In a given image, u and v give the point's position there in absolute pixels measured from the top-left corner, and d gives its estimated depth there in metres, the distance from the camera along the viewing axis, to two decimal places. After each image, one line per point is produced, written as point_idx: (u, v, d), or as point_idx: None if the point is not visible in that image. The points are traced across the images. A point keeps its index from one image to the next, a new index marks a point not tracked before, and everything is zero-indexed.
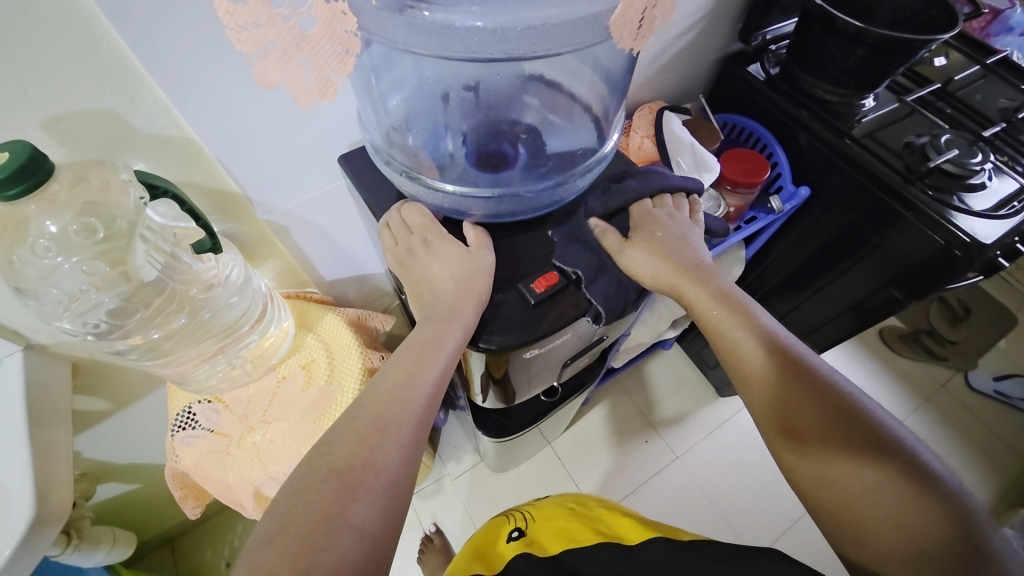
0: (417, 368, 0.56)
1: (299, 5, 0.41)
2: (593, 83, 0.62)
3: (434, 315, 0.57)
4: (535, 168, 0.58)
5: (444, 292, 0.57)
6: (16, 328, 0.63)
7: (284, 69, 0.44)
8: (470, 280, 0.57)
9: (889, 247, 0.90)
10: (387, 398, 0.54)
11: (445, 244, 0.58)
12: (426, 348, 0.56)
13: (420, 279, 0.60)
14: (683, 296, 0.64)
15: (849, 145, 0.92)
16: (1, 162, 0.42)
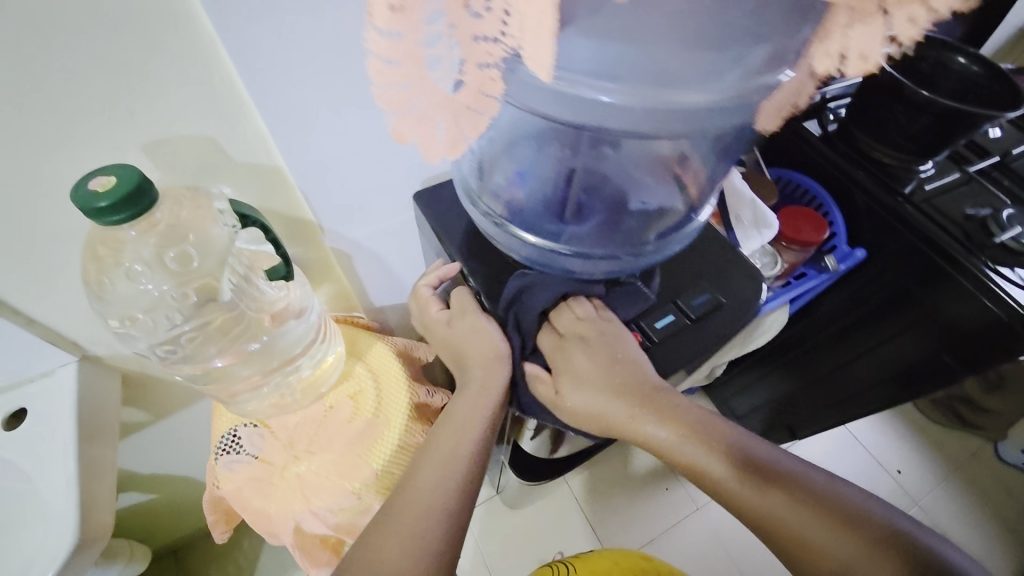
0: (456, 450, 0.56)
1: (453, 70, 0.32)
2: (717, 153, 0.55)
3: (465, 395, 0.59)
4: (617, 231, 0.57)
5: (473, 374, 0.59)
6: (75, 338, 0.63)
7: (420, 128, 0.36)
8: (491, 356, 0.57)
9: (941, 312, 0.88)
10: (429, 483, 0.54)
11: (439, 320, 0.63)
12: (460, 428, 0.58)
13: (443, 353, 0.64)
14: (639, 435, 0.53)
15: (906, 207, 0.91)
16: (108, 185, 0.41)
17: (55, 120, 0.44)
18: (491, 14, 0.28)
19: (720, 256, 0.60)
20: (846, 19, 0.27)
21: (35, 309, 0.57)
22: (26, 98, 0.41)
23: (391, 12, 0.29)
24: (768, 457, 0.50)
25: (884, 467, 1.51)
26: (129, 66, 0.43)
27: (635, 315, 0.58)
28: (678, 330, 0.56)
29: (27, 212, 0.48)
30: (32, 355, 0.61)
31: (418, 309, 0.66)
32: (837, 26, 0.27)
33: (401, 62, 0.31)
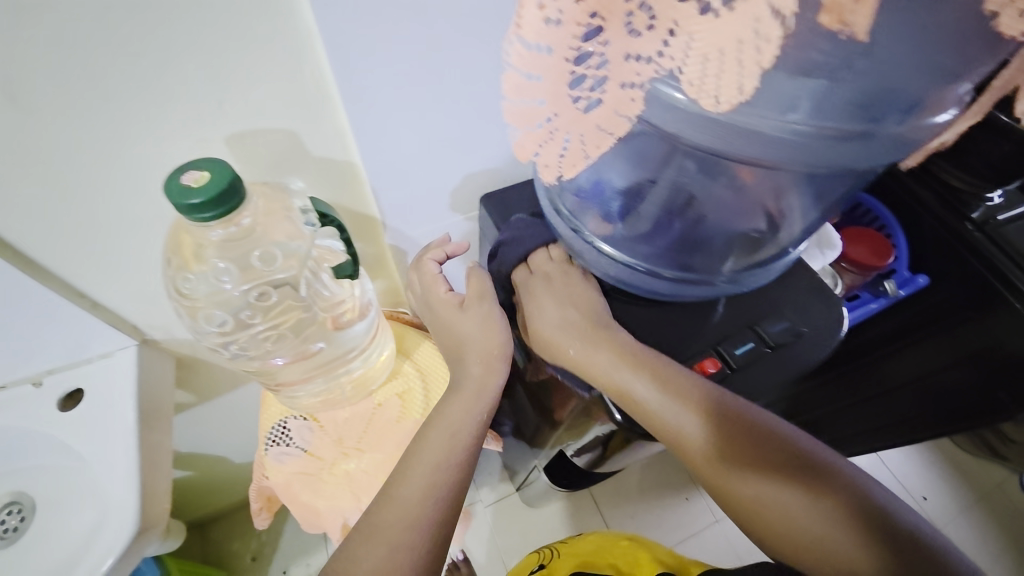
0: (449, 457, 0.52)
1: (595, 87, 0.29)
2: (826, 204, 0.47)
3: (457, 395, 0.56)
4: (692, 259, 0.52)
5: (470, 372, 0.56)
6: (136, 322, 0.62)
7: (544, 144, 0.34)
8: (494, 354, 0.56)
9: (983, 332, 0.72)
10: (419, 493, 0.50)
11: (449, 301, 0.58)
12: (451, 432, 0.53)
13: (440, 337, 0.60)
14: (572, 361, 0.52)
15: (972, 231, 0.73)
16: (203, 180, 0.40)
17: (142, 109, 0.42)
18: (653, 32, 0.26)
19: (812, 290, 0.54)
20: None
21: (102, 292, 0.57)
22: (116, 78, 0.40)
23: (545, 28, 0.27)
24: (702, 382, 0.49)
25: (908, 493, 1.34)
26: (217, 49, 0.41)
27: (716, 340, 0.52)
28: (760, 359, 0.51)
29: (105, 196, 0.47)
30: (94, 339, 0.60)
31: (418, 284, 0.61)
32: None
33: (541, 78, 0.29)
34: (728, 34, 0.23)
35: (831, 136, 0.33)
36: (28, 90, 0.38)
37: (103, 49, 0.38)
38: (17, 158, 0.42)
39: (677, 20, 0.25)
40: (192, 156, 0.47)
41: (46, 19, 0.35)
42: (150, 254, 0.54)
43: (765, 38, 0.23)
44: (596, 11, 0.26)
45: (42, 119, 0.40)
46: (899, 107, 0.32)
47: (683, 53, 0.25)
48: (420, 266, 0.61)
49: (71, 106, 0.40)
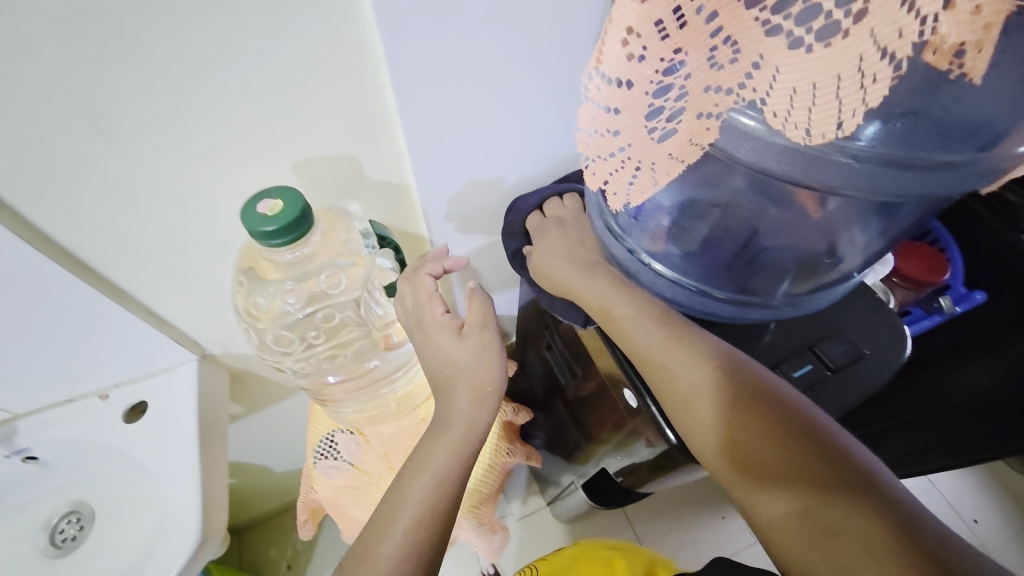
0: (429, 513, 0.46)
1: (672, 118, 0.30)
2: (895, 233, 0.45)
3: (444, 438, 0.49)
4: (749, 285, 0.50)
5: (459, 411, 0.49)
6: (196, 338, 0.65)
7: (613, 172, 0.34)
8: (486, 390, 0.49)
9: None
10: (397, 554, 0.45)
11: (447, 325, 0.50)
12: (435, 483, 0.48)
13: (428, 366, 0.52)
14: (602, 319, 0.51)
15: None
16: (277, 209, 0.42)
17: (217, 142, 0.45)
18: (737, 65, 0.26)
19: (873, 313, 0.53)
20: None
21: (167, 310, 0.59)
22: (192, 113, 0.42)
23: (627, 64, 0.28)
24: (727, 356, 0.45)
25: (957, 513, 1.21)
26: (285, 83, 0.42)
27: (773, 362, 0.51)
28: (818, 383, 0.50)
29: (175, 223, 0.50)
30: (156, 355, 0.63)
31: (411, 299, 0.53)
32: None
33: (617, 111, 0.30)
34: (827, 70, 0.22)
35: (908, 169, 0.30)
36: (116, 127, 0.41)
37: (182, 88, 0.40)
38: (100, 190, 0.44)
39: (764, 53, 0.25)
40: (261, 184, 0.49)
41: (135, 63, 0.37)
42: (213, 274, 0.57)
43: (872, 75, 0.22)
44: (680, 46, 0.27)
45: (125, 153, 0.43)
46: (981, 137, 0.30)
47: (768, 85, 0.25)
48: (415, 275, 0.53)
49: (152, 140, 0.42)
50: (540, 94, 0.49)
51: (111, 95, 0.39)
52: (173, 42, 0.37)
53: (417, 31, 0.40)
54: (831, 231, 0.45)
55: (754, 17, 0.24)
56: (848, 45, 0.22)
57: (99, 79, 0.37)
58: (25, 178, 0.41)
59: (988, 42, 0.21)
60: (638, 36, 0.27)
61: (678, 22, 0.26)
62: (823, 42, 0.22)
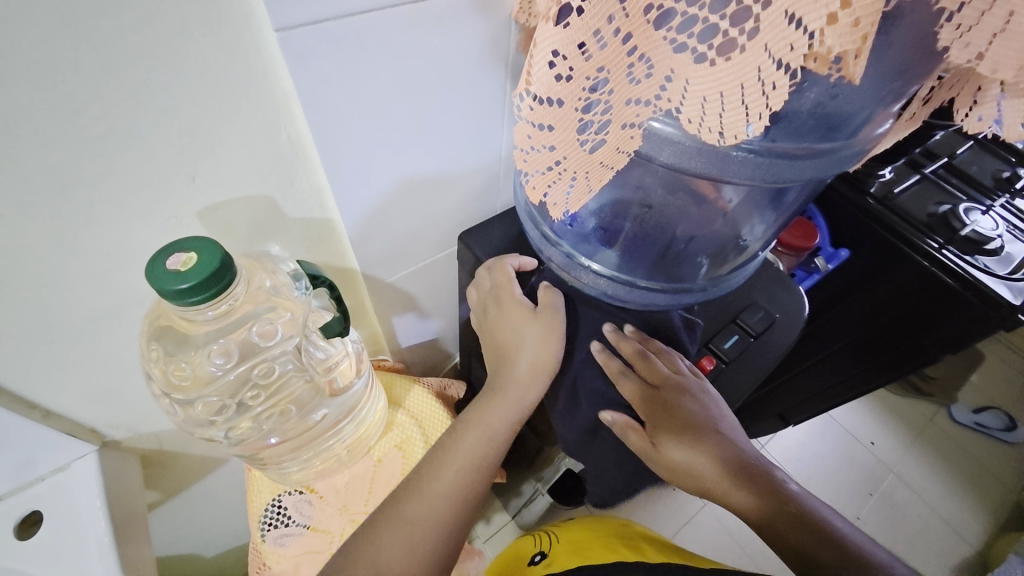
0: (477, 461, 0.50)
1: (601, 130, 0.31)
2: (786, 214, 0.52)
3: (499, 398, 0.52)
4: (678, 274, 0.54)
5: (516, 372, 0.52)
6: (94, 424, 0.56)
7: (552, 182, 0.36)
8: (546, 364, 0.51)
9: (884, 295, 0.77)
10: (445, 494, 0.48)
11: (522, 304, 0.52)
12: (485, 434, 0.51)
13: (498, 340, 0.54)
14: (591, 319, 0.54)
15: (874, 206, 0.74)
16: (192, 261, 0.38)
17: (99, 202, 0.39)
18: (652, 78, 0.29)
19: (777, 283, 0.60)
20: (1005, 93, 0.29)
21: (55, 399, 0.50)
22: (67, 171, 0.36)
23: (557, 84, 0.30)
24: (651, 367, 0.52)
25: (858, 439, 1.40)
26: (180, 129, 0.38)
27: (705, 338, 0.56)
28: (745, 349, 0.56)
29: (52, 299, 0.42)
30: (43, 456, 0.53)
31: (487, 283, 0.55)
32: (992, 97, 0.30)
33: (551, 128, 0.32)
34: (732, 80, 0.26)
35: (797, 157, 0.36)
36: None
37: (50, 148, 0.34)
38: None
39: (674, 68, 0.27)
40: (163, 240, 0.44)
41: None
42: (108, 349, 0.49)
43: (771, 84, 0.25)
44: (602, 65, 0.28)
45: None
46: (847, 126, 0.36)
47: (681, 95, 0.28)
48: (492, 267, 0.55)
49: (13, 211, 0.36)
50: (457, 117, 0.51)
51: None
52: (33, 97, 0.31)
53: (325, 57, 0.37)
54: (733, 217, 0.52)
55: (663, 36, 0.27)
56: (746, 58, 0.25)
57: None
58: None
59: (864, 50, 0.24)
60: (563, 57, 0.28)
61: (596, 44, 0.28)
62: (725, 56, 0.25)
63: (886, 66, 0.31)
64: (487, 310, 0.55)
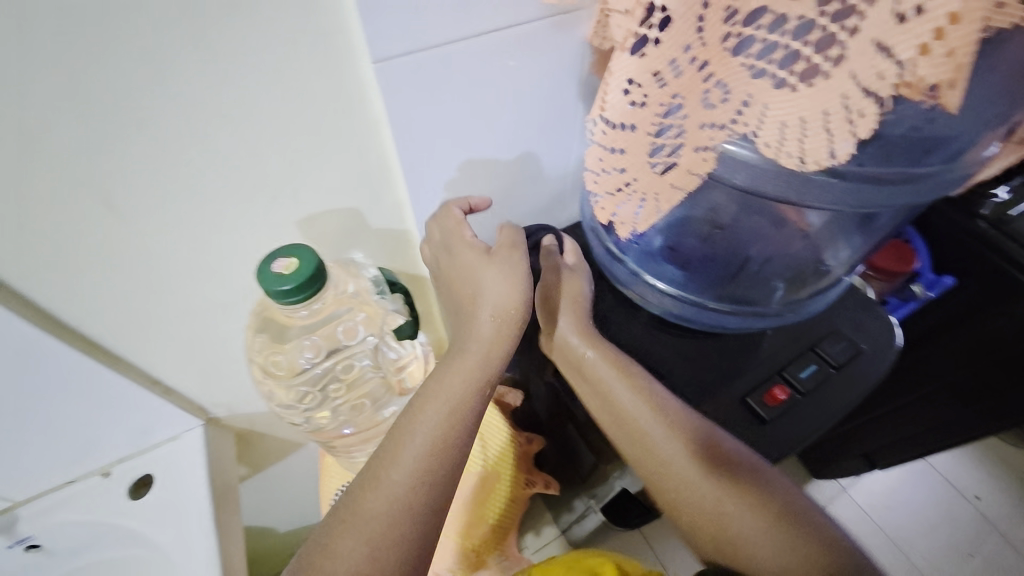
0: (445, 440, 0.42)
1: (674, 152, 0.32)
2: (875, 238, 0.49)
3: (462, 361, 0.44)
4: (749, 296, 0.53)
5: (480, 330, 0.45)
6: (201, 403, 0.64)
7: (621, 203, 0.36)
8: (510, 315, 0.45)
9: (994, 331, 0.68)
10: (408, 482, 0.40)
11: (475, 245, 0.47)
12: (450, 406, 0.43)
13: (455, 291, 0.49)
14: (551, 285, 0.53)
15: (984, 228, 0.64)
16: (293, 266, 0.43)
17: (219, 211, 0.45)
18: (729, 102, 0.29)
19: (865, 309, 0.56)
20: None
21: (172, 377, 0.58)
22: (198, 185, 0.43)
23: (629, 110, 0.31)
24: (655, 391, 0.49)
25: (958, 490, 1.23)
26: (285, 148, 0.44)
27: (779, 364, 0.52)
28: (824, 380, 0.52)
29: (176, 290, 0.50)
30: (163, 426, 0.62)
31: (437, 232, 0.50)
32: None
33: (623, 151, 0.33)
34: (815, 106, 0.25)
35: (887, 183, 0.34)
36: (126, 205, 0.41)
37: (188, 165, 0.41)
38: (106, 270, 0.45)
39: (752, 93, 0.28)
40: (267, 246, 0.50)
41: (140, 151, 0.38)
42: (215, 337, 0.56)
43: (859, 111, 0.24)
44: (677, 92, 0.29)
45: (131, 229, 0.43)
46: (943, 151, 0.33)
47: (758, 120, 0.28)
48: (439, 215, 0.50)
49: (157, 219, 0.43)
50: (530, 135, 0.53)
51: (114, 183, 0.39)
52: (176, 125, 0.38)
53: (410, 82, 0.41)
54: (814, 239, 0.49)
55: (741, 63, 0.27)
56: (832, 84, 0.24)
57: (108, 163, 0.38)
58: (30, 271, 0.42)
59: (961, 79, 0.22)
60: (638, 85, 0.29)
61: (672, 73, 0.28)
62: (807, 82, 0.25)
63: (995, 85, 0.28)
64: (439, 260, 0.51)
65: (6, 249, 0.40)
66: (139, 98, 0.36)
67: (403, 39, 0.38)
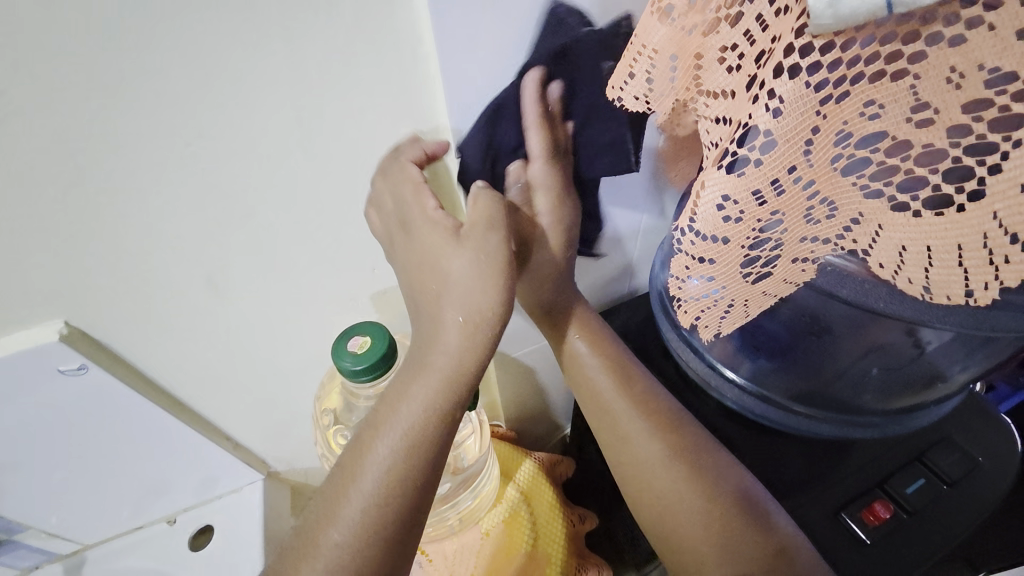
0: (400, 482, 0.35)
1: (770, 261, 0.30)
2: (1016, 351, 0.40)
3: (425, 377, 0.36)
4: (847, 403, 0.46)
5: (447, 337, 0.36)
6: (264, 458, 0.66)
7: (706, 306, 0.35)
8: (486, 320, 0.36)
9: None
10: (356, 535, 0.33)
11: (442, 222, 0.38)
12: (405, 437, 0.35)
13: (419, 278, 0.39)
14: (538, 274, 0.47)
15: None
16: (366, 344, 0.45)
17: (303, 287, 0.48)
18: (834, 220, 0.28)
19: (979, 419, 0.50)
20: None
21: (241, 434, 0.61)
22: (286, 264, 0.45)
23: (722, 224, 0.29)
24: (613, 369, 0.46)
25: None
26: (367, 233, 0.46)
27: (879, 477, 0.47)
28: (935, 499, 0.45)
29: (254, 356, 0.52)
30: (227, 477, 0.65)
31: (390, 199, 0.40)
32: None
33: (712, 262, 0.31)
34: (946, 238, 0.23)
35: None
36: (224, 281, 0.44)
37: (279, 247, 0.44)
38: (197, 338, 0.48)
39: (864, 212, 0.26)
40: (341, 316, 0.52)
41: (241, 237, 0.42)
42: (283, 398, 0.58)
43: (1003, 256, 0.22)
44: (778, 209, 0.27)
45: (222, 303, 0.46)
46: None
47: (871, 238, 0.27)
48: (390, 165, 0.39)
49: (247, 294, 0.46)
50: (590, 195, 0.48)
51: (216, 264, 0.43)
52: (275, 213, 0.41)
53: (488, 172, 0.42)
54: (933, 357, 0.40)
55: (852, 182, 0.25)
56: (970, 221, 0.22)
57: (213, 247, 0.41)
58: (137, 342, 0.46)
59: None
60: (735, 202, 0.28)
61: (775, 190, 0.27)
62: (937, 210, 0.23)
63: None
64: (394, 240, 0.41)
65: (116, 323, 0.43)
66: (245, 194, 0.39)
67: (489, 135, 0.39)
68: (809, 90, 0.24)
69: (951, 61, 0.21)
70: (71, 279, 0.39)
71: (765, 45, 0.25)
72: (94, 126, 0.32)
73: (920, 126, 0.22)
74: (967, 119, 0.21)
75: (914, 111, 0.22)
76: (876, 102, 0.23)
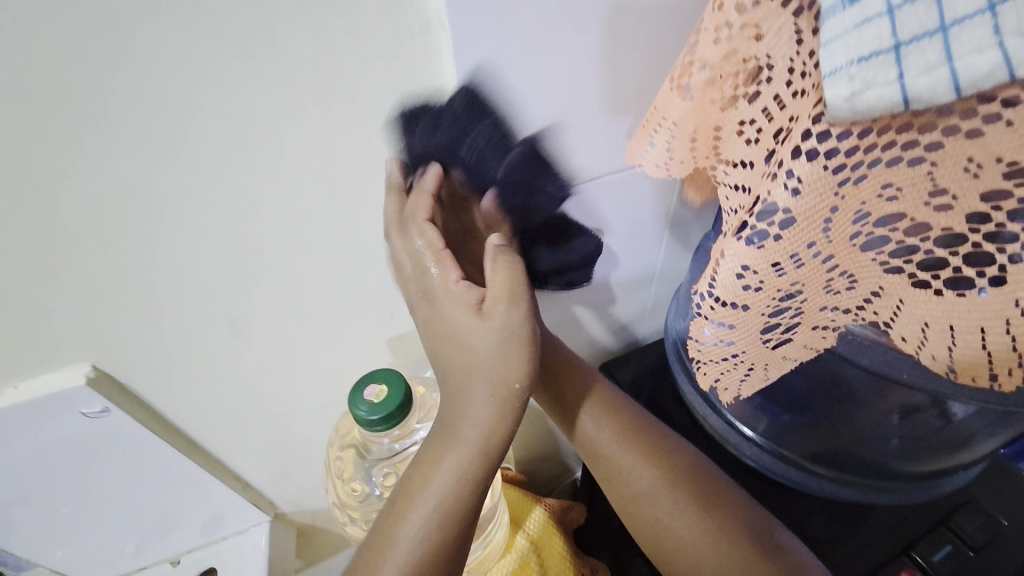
0: (437, 547, 0.36)
1: (790, 329, 0.31)
2: None
3: (451, 450, 0.36)
4: (871, 468, 0.44)
5: (477, 412, 0.36)
6: (273, 499, 0.65)
7: (726, 369, 0.34)
8: (513, 394, 0.36)
9: None
10: None
11: (464, 297, 0.37)
12: (440, 508, 0.36)
13: (442, 350, 0.38)
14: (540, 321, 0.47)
15: None
16: (382, 393, 0.45)
17: (322, 333, 0.49)
18: (855, 291, 0.28)
19: (1008, 484, 0.49)
20: None
21: (251, 475, 0.61)
22: (308, 310, 0.46)
23: (742, 292, 0.29)
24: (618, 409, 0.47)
25: None
26: (388, 281, 0.47)
27: (906, 544, 0.45)
28: (964, 568, 0.44)
29: (269, 399, 0.52)
30: (233, 518, 0.64)
31: (408, 263, 0.39)
32: None
33: (733, 327, 0.31)
34: (971, 320, 0.24)
35: None
36: (245, 328, 0.45)
37: (302, 295, 0.45)
38: (215, 381, 0.48)
39: (884, 285, 0.26)
40: (358, 360, 0.53)
41: (266, 286, 0.43)
42: (295, 440, 0.58)
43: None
44: (799, 280, 0.28)
45: (242, 348, 0.47)
46: None
47: (893, 311, 0.27)
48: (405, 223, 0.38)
49: (267, 339, 0.47)
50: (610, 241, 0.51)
51: (239, 310, 0.44)
52: (300, 264, 0.42)
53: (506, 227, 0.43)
54: (964, 425, 0.38)
55: (873, 259, 0.26)
56: (993, 305, 0.23)
57: (238, 295, 0.43)
58: (157, 386, 0.46)
59: None
60: (755, 272, 0.28)
61: (793, 262, 0.27)
62: (959, 291, 0.24)
63: None
64: (417, 312, 0.40)
65: (137, 367, 0.44)
66: (273, 246, 0.40)
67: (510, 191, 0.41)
68: (826, 172, 0.24)
69: (967, 152, 0.22)
70: (99, 326, 0.40)
71: (783, 123, 0.27)
72: (136, 186, 0.33)
73: (939, 210, 0.23)
74: (987, 207, 0.22)
75: (931, 196, 0.23)
76: (892, 185, 0.24)
